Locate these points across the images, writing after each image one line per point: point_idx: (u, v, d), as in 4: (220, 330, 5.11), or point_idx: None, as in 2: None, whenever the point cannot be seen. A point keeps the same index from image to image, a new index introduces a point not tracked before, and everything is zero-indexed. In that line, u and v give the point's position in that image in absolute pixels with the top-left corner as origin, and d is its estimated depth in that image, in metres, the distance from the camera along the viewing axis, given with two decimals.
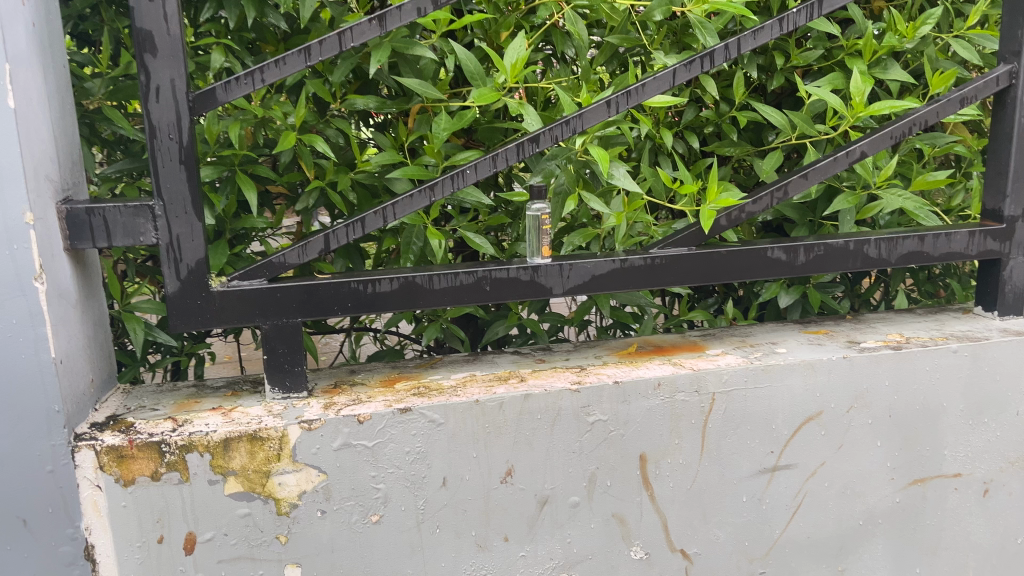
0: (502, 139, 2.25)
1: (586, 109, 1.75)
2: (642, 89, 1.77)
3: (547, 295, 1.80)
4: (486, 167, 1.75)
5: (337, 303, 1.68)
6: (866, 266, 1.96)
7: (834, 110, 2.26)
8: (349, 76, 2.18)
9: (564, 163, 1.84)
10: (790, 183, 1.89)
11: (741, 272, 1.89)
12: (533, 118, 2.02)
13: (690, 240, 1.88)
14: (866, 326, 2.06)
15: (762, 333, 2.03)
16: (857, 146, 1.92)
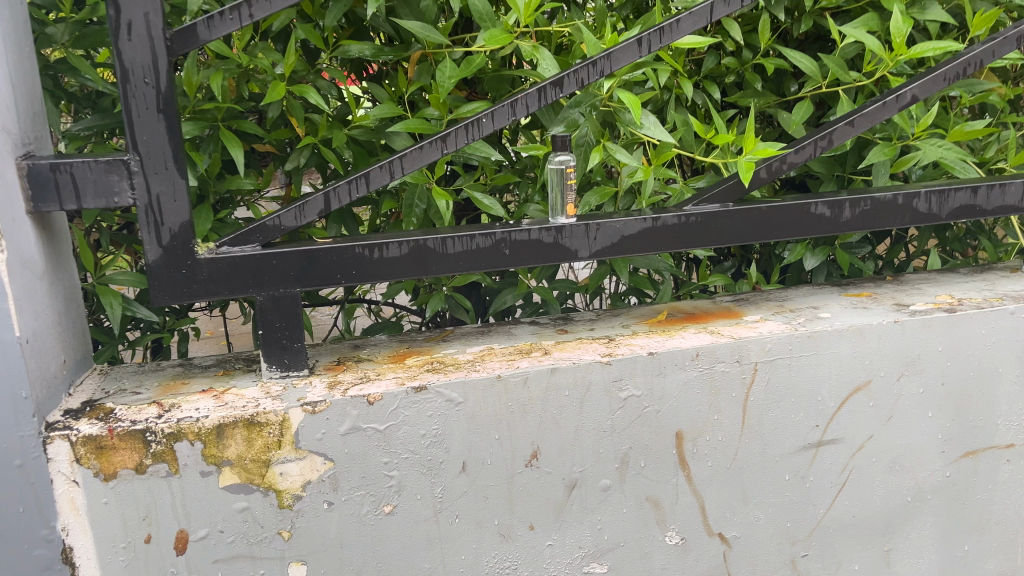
0: (510, 90, 2.06)
1: (614, 49, 1.56)
2: (676, 26, 1.59)
3: (572, 258, 1.62)
4: (503, 117, 1.55)
5: (340, 270, 1.49)
6: (915, 222, 1.81)
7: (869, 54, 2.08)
8: (342, 20, 1.97)
9: (588, 111, 1.68)
10: (836, 131, 1.73)
11: (782, 230, 1.73)
12: (549, 64, 1.83)
13: (726, 195, 1.71)
14: (911, 287, 1.91)
15: (800, 297, 1.87)
16: (908, 90, 1.75)
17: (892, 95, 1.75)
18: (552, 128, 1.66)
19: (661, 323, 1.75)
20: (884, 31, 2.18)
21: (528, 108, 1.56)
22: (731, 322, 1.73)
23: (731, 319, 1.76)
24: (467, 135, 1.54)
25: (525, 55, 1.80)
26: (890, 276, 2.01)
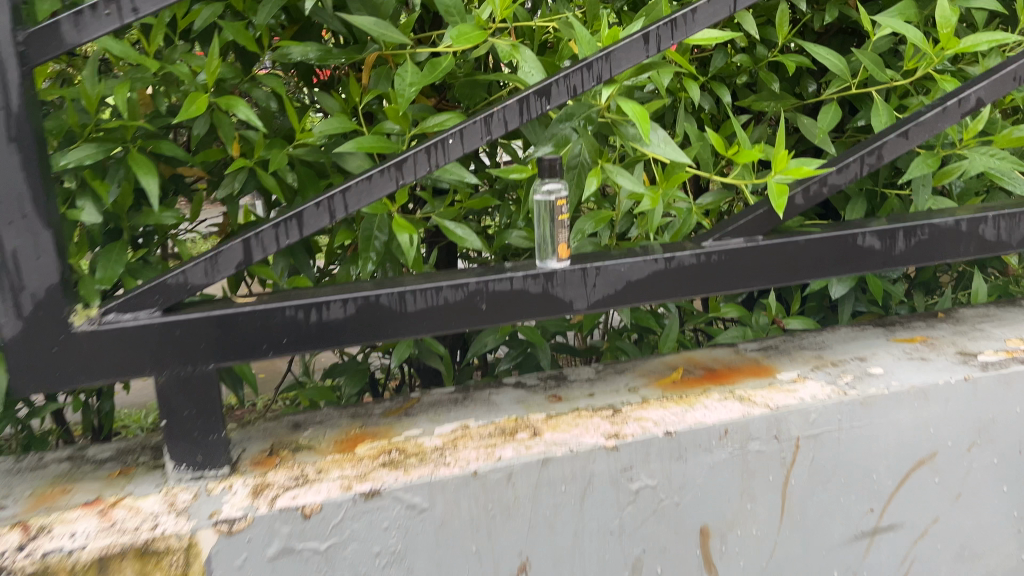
0: (486, 97, 1.73)
1: (615, 47, 1.22)
2: (691, 17, 1.25)
3: (565, 312, 1.29)
4: (474, 137, 1.21)
5: (267, 339, 1.15)
6: (980, 253, 1.48)
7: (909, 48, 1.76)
8: (281, 17, 1.63)
9: (582, 126, 1.34)
10: (887, 144, 1.40)
11: (823, 268, 1.40)
12: (532, 66, 1.50)
13: (756, 226, 1.38)
14: (971, 330, 1.59)
15: (840, 345, 1.55)
16: (972, 92, 1.43)
17: (953, 99, 1.42)
18: (539, 148, 1.32)
19: (675, 382, 1.42)
20: (923, 22, 1.86)
21: (506, 125, 1.22)
22: (763, 382, 1.40)
23: (762, 377, 1.43)
24: (427, 162, 1.19)
25: (503, 56, 1.47)
26: (942, 312, 1.69)
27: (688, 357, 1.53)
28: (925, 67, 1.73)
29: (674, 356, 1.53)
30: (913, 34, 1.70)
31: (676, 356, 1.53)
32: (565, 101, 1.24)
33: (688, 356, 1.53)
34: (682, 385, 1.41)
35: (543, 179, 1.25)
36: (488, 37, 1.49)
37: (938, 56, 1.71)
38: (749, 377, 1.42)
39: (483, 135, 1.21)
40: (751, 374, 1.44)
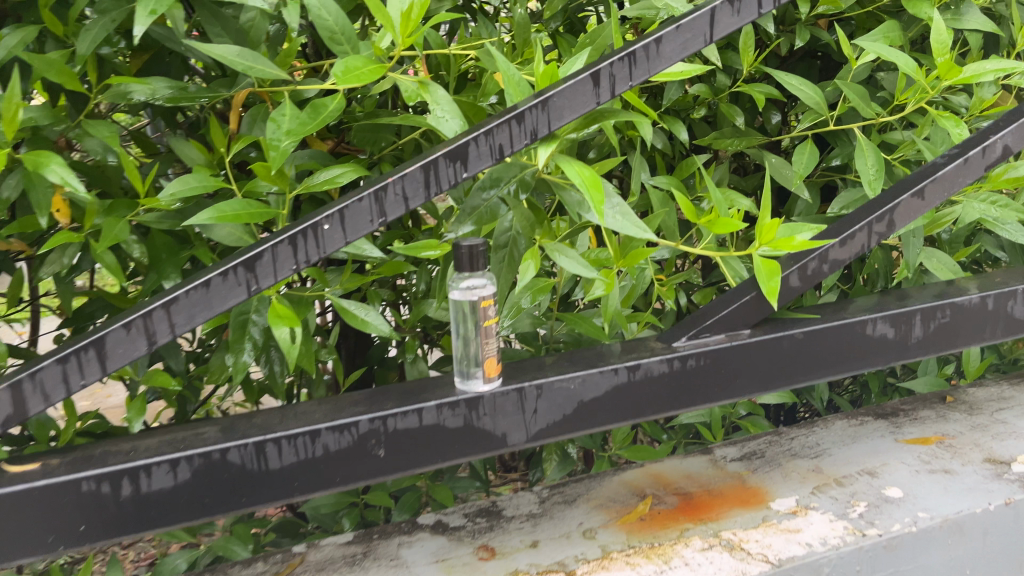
0: (393, 141, 1.40)
1: (553, 91, 0.90)
2: (655, 50, 0.93)
3: (497, 449, 0.95)
4: (361, 222, 0.86)
5: (53, 527, 0.78)
6: (1008, 334, 1.20)
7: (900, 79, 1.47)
8: (121, 42, 1.21)
9: (513, 194, 0.98)
10: (899, 208, 1.10)
11: (827, 367, 1.09)
12: (444, 107, 1.15)
13: (741, 317, 1.06)
14: (992, 424, 1.30)
15: (841, 450, 1.25)
16: (998, 138, 1.13)
17: (975, 147, 1.13)
18: (456, 228, 0.97)
19: (646, 515, 1.10)
20: (907, 46, 1.59)
21: (407, 203, 0.88)
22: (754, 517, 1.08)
23: (755, 508, 1.11)
24: (294, 259, 0.85)
25: (408, 97, 1.12)
26: (950, 395, 1.40)
27: (661, 477, 1.21)
28: (917, 99, 1.45)
29: (642, 476, 1.21)
30: (905, 61, 1.42)
31: (645, 476, 1.21)
32: (490, 167, 0.91)
33: (659, 476, 1.21)
34: (654, 521, 1.09)
35: (461, 271, 0.91)
36: (388, 71, 1.15)
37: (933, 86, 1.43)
38: (739, 509, 1.11)
39: (373, 218, 0.86)
40: (739, 504, 1.12)
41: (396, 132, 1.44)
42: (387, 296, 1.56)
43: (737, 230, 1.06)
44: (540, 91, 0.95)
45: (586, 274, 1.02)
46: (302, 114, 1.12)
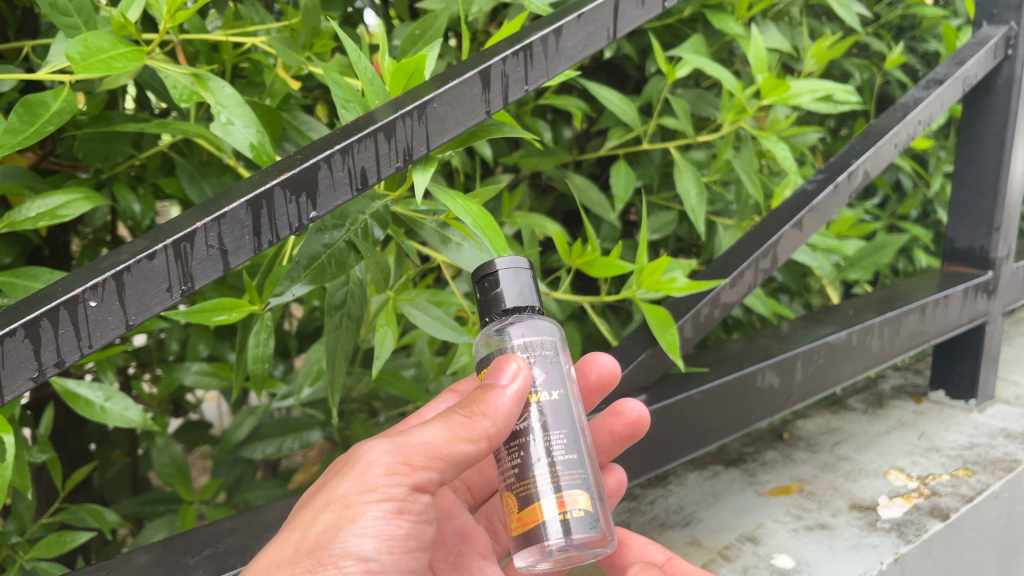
0: (131, 155, 1.05)
1: (433, 96, 0.64)
2: (554, 45, 0.71)
3: None
4: (152, 293, 0.54)
5: None
6: (867, 370, 1.13)
7: (734, 100, 1.36)
8: None
9: (365, 235, 0.70)
10: (782, 240, 0.98)
11: (725, 428, 0.94)
12: (230, 108, 0.81)
13: (636, 380, 0.89)
14: (839, 462, 1.23)
15: (710, 514, 1.11)
16: (861, 164, 1.06)
17: (842, 173, 1.05)
18: (285, 286, 0.66)
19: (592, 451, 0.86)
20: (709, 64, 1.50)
21: (225, 260, 0.56)
22: (660, 555, 0.87)
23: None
24: (35, 360, 0.51)
25: (178, 96, 0.78)
26: (785, 432, 1.34)
27: (609, 385, 0.84)
28: (739, 118, 1.34)
29: (607, 356, 0.83)
30: (727, 78, 1.29)
31: (604, 364, 0.83)
32: (346, 200, 0.62)
33: (611, 375, 0.84)
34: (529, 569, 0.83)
35: (484, 316, 0.76)
36: (145, 56, 0.80)
37: (752, 106, 1.33)
38: (624, 559, 0.87)
39: (172, 286, 0.54)
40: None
41: (136, 144, 1.08)
42: (125, 363, 1.16)
43: (623, 272, 0.88)
44: (406, 95, 0.68)
45: (452, 340, 0.80)
46: (7, 117, 0.73)
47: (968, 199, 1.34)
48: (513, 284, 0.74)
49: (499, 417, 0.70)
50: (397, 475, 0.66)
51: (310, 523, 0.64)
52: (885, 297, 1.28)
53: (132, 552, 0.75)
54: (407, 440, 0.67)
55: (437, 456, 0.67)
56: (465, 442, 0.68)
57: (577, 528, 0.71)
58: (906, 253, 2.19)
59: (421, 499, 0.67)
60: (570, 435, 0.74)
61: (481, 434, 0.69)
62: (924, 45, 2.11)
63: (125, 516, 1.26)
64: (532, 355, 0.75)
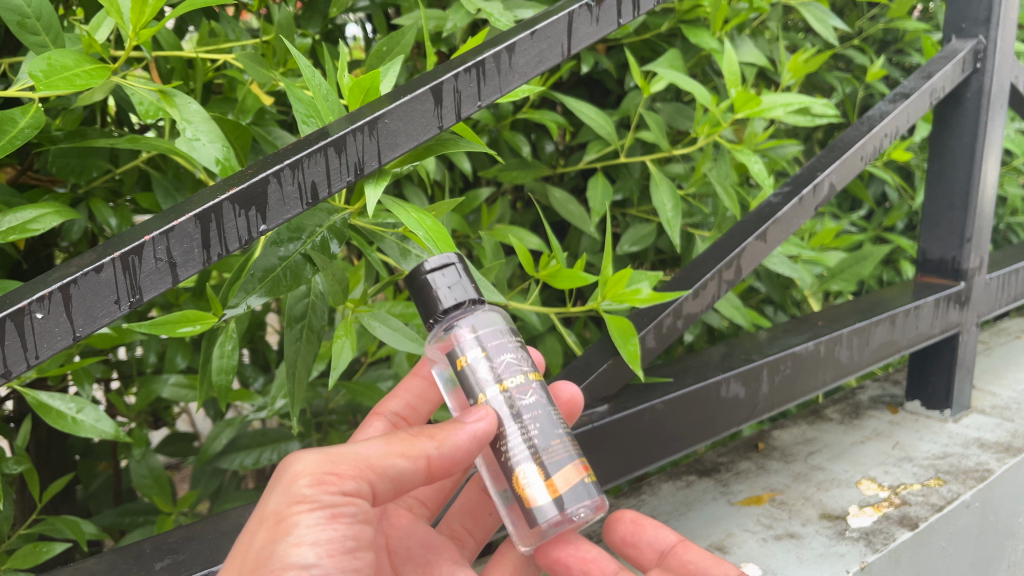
0: (108, 168, 1.05)
1: (383, 111, 0.65)
2: (506, 61, 0.72)
3: None
4: (100, 305, 0.56)
5: None
6: (835, 380, 1.15)
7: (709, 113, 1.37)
8: None
9: (321, 249, 0.72)
10: (746, 252, 1.00)
11: (686, 437, 0.97)
12: (197, 123, 0.82)
13: (599, 390, 0.92)
14: (812, 471, 1.24)
15: (680, 523, 1.11)
16: (825, 176, 1.07)
17: (807, 186, 1.06)
18: (240, 297, 0.69)
19: None
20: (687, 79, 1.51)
21: (174, 272, 0.59)
22: (672, 537, 0.87)
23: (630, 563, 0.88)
24: None
25: (144, 112, 0.80)
26: (760, 442, 1.35)
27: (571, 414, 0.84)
28: (713, 131, 1.35)
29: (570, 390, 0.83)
30: (701, 91, 1.30)
31: (565, 396, 0.83)
32: (297, 214, 0.64)
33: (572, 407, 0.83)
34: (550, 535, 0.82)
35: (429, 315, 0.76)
36: (111, 73, 0.81)
37: (725, 120, 1.34)
38: (635, 538, 0.88)
39: (120, 297, 0.56)
40: (617, 516, 0.88)
41: (112, 158, 1.09)
42: (103, 375, 1.17)
43: (586, 284, 0.90)
44: (360, 110, 0.70)
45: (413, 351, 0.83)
46: None
47: (939, 210, 1.36)
48: (450, 280, 0.75)
49: (447, 447, 0.72)
50: (324, 487, 0.68)
51: (249, 544, 0.66)
52: (858, 307, 1.28)
53: (93, 560, 0.76)
54: (340, 455, 0.69)
55: (370, 470, 0.69)
56: (400, 458, 0.71)
57: (577, 500, 0.73)
58: (892, 263, 2.20)
59: (357, 503, 0.69)
60: (544, 415, 0.76)
61: (419, 452, 0.72)
62: (907, 58, 2.12)
63: (104, 527, 1.26)
64: (495, 342, 0.77)
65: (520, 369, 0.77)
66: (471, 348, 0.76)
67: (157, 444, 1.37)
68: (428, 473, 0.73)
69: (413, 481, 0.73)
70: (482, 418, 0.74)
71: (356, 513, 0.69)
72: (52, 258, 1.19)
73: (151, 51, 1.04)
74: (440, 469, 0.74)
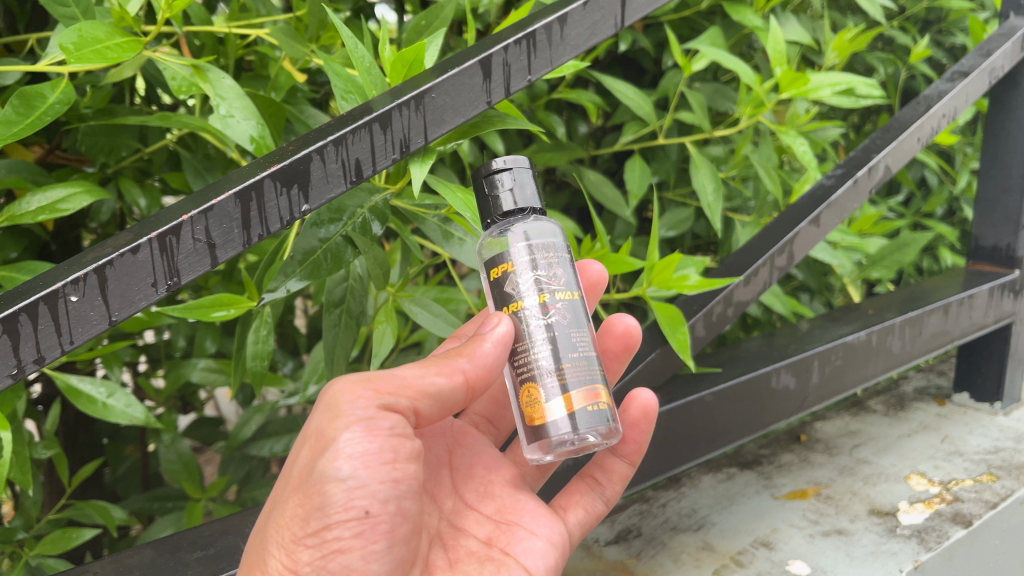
0: (137, 146, 1.03)
1: (431, 85, 0.62)
2: (558, 33, 0.69)
3: (382, 539, 0.66)
4: (136, 288, 0.53)
5: None
6: (886, 370, 1.10)
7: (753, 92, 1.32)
8: None
9: (362, 232, 0.70)
10: (799, 237, 0.96)
11: (735, 428, 0.94)
12: (231, 97, 0.79)
13: (646, 380, 0.89)
14: (858, 465, 1.20)
15: (723, 517, 1.08)
16: (881, 158, 1.03)
17: (861, 168, 1.02)
18: (280, 281, 0.66)
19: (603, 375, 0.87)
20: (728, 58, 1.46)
21: (213, 254, 0.56)
22: None
23: None
24: (14, 355, 0.51)
25: (177, 88, 0.76)
26: (803, 435, 1.31)
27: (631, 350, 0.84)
28: (757, 111, 1.30)
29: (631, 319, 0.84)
30: (747, 70, 1.25)
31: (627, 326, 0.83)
32: (341, 192, 0.61)
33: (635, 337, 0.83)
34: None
35: (487, 214, 0.75)
36: (143, 47, 0.78)
37: (770, 100, 1.29)
38: None
39: (158, 281, 0.54)
40: None
41: (141, 137, 1.06)
42: (132, 359, 1.15)
43: (635, 270, 0.86)
44: (407, 82, 0.66)
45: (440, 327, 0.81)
46: (2, 108, 0.71)
47: (993, 195, 1.31)
48: (524, 185, 0.74)
49: (478, 358, 0.71)
50: (365, 403, 0.65)
51: (295, 462, 0.66)
52: (906, 296, 1.24)
53: (129, 551, 0.74)
54: (381, 375, 0.67)
55: (405, 388, 0.67)
56: (438, 375, 0.70)
57: (591, 422, 0.71)
58: (931, 251, 2.14)
59: (393, 418, 0.66)
60: (582, 335, 0.73)
61: (454, 369, 0.71)
62: (951, 38, 2.04)
63: (133, 512, 1.24)
64: (550, 256, 0.73)
65: (564, 282, 0.73)
66: (526, 255, 0.72)
67: (185, 429, 1.35)
68: (468, 387, 0.72)
69: (454, 401, 0.72)
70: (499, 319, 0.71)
71: (391, 427, 0.65)
72: (80, 240, 1.16)
73: (181, 26, 1.01)
74: (481, 380, 0.72)
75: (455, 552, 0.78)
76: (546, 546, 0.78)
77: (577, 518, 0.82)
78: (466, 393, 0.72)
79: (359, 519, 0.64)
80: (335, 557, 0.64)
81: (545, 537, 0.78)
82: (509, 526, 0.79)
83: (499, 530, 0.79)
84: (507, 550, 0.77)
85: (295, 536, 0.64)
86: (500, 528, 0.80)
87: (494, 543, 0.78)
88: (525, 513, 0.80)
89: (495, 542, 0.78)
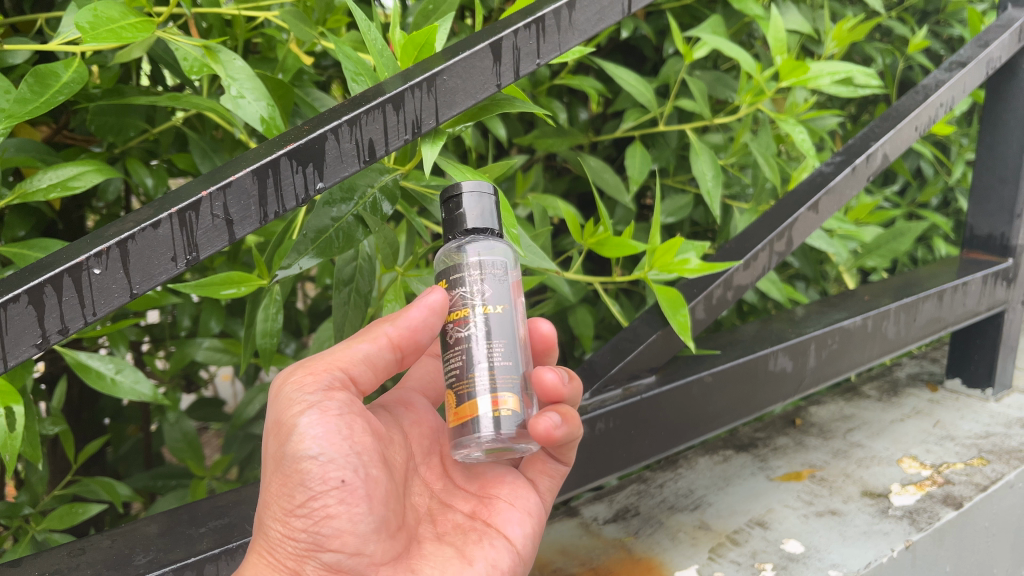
0: (144, 126, 1.03)
1: (442, 68, 0.63)
2: (567, 19, 0.70)
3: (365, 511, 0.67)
4: (156, 262, 0.55)
5: None
6: (880, 355, 1.13)
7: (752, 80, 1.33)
8: None
9: (372, 212, 0.71)
10: (798, 222, 0.98)
11: (731, 410, 0.96)
12: (240, 79, 0.79)
13: (648, 360, 0.91)
14: (852, 448, 1.22)
15: (719, 497, 1.10)
16: (880, 146, 1.05)
17: (860, 155, 1.04)
18: (293, 259, 0.67)
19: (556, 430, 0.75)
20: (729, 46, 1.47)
21: (230, 230, 0.57)
22: None
23: None
24: (39, 327, 0.53)
25: (188, 68, 0.77)
26: (797, 418, 1.33)
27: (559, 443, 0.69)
28: (757, 99, 1.32)
29: (547, 420, 0.70)
30: (747, 57, 1.26)
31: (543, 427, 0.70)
32: (354, 172, 0.62)
33: (556, 395, 0.74)
34: None
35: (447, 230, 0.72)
36: (155, 27, 0.79)
37: (770, 88, 1.30)
38: None
39: (177, 255, 0.56)
40: None
41: (148, 119, 1.07)
42: (136, 338, 1.16)
43: (637, 253, 0.88)
44: (417, 65, 0.68)
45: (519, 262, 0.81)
46: (17, 87, 0.72)
47: (989, 184, 1.33)
48: (481, 209, 0.72)
49: (403, 321, 0.70)
50: (308, 385, 0.67)
51: (269, 453, 0.67)
52: (901, 283, 1.26)
53: (142, 521, 0.75)
54: (315, 359, 0.69)
55: (338, 361, 0.69)
56: (362, 343, 0.70)
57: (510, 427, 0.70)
58: (926, 241, 2.16)
59: (339, 395, 0.68)
60: (512, 343, 0.72)
61: (378, 336, 0.70)
62: (948, 30, 2.05)
63: (136, 489, 1.25)
64: (483, 271, 0.72)
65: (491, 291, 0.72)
66: (464, 273, 0.72)
67: (187, 408, 1.36)
68: (395, 351, 0.72)
69: (388, 365, 0.72)
70: (433, 289, 0.72)
71: (341, 405, 0.67)
72: (85, 220, 1.17)
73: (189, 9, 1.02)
74: (407, 346, 0.72)
75: (443, 525, 0.77)
76: (524, 516, 0.79)
77: (548, 488, 0.83)
78: (395, 358, 0.72)
79: (338, 488, 0.65)
80: (326, 523, 0.65)
81: (525, 509, 0.80)
82: (490, 499, 0.80)
83: (483, 503, 0.80)
84: (490, 522, 0.78)
85: (285, 509, 0.65)
86: (484, 502, 0.80)
87: (479, 516, 0.79)
88: (504, 485, 0.81)
89: (479, 515, 0.79)
